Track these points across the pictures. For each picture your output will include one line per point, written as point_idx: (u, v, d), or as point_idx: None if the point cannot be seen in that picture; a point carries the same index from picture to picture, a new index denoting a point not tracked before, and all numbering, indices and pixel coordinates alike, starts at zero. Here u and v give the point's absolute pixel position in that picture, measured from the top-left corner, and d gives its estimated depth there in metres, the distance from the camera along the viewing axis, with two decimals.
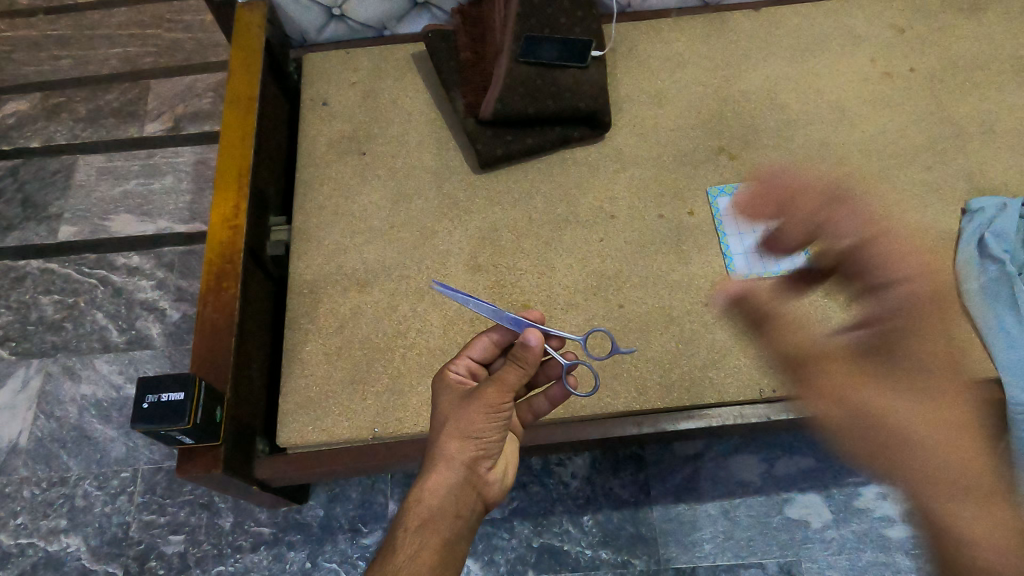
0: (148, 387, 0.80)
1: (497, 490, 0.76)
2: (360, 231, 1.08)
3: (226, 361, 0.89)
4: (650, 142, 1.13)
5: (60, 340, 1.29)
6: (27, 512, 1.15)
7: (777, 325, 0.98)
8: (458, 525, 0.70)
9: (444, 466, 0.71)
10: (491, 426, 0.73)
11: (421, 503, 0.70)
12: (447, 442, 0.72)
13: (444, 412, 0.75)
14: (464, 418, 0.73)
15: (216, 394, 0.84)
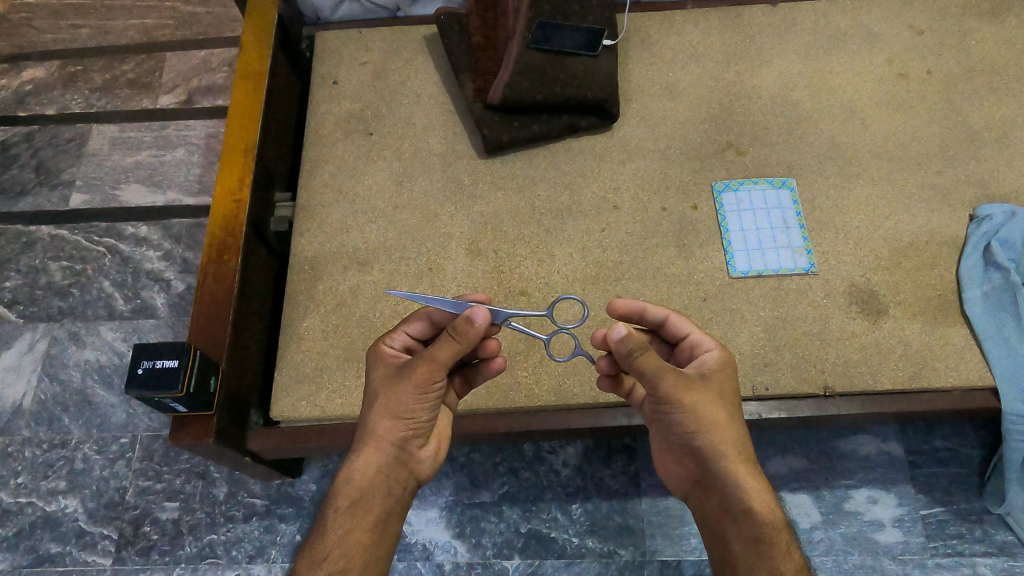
0: (144, 354, 0.81)
1: (432, 464, 0.80)
2: (363, 210, 1.08)
3: (223, 333, 0.90)
4: (658, 135, 1.13)
5: (67, 305, 1.31)
6: (27, 471, 1.18)
7: (775, 324, 0.97)
8: (390, 503, 0.74)
9: (372, 445, 0.75)
10: (422, 406, 0.76)
11: (352, 483, 0.73)
12: (377, 422, 0.75)
13: (375, 390, 0.78)
14: (395, 399, 0.75)
15: (210, 362, 0.85)
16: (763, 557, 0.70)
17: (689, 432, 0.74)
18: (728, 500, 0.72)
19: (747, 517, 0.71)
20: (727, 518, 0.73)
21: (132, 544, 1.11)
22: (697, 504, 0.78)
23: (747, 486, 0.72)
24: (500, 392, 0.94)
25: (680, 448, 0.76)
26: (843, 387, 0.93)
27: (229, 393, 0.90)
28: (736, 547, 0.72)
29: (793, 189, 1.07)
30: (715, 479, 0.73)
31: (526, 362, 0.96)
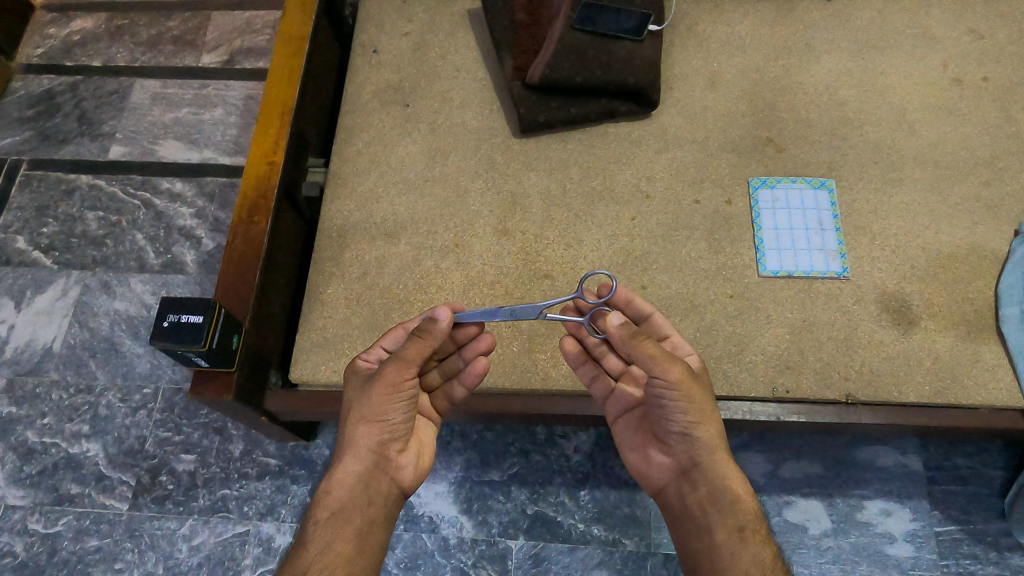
0: (169, 307, 0.82)
1: (414, 470, 0.83)
2: (395, 181, 1.08)
3: (249, 294, 0.91)
4: (697, 126, 1.11)
5: (100, 255, 1.34)
6: (53, 413, 1.21)
7: (801, 326, 0.95)
8: (370, 513, 0.78)
9: (350, 453, 0.79)
10: (397, 409, 0.79)
11: (333, 495, 0.78)
12: (354, 429, 0.79)
13: (351, 400, 0.81)
14: (367, 404, 0.79)
15: (232, 319, 0.86)
16: (745, 543, 0.74)
17: (687, 423, 0.76)
18: (716, 493, 0.76)
19: (732, 506, 0.76)
20: (712, 508, 0.76)
21: (148, 492, 1.14)
22: (676, 496, 0.80)
23: (734, 478, 0.77)
24: (517, 373, 0.94)
25: (675, 439, 0.78)
26: (865, 396, 0.91)
27: (250, 352, 0.91)
28: (719, 538, 0.75)
29: (832, 191, 1.05)
30: (703, 471, 0.77)
31: (547, 345, 0.96)
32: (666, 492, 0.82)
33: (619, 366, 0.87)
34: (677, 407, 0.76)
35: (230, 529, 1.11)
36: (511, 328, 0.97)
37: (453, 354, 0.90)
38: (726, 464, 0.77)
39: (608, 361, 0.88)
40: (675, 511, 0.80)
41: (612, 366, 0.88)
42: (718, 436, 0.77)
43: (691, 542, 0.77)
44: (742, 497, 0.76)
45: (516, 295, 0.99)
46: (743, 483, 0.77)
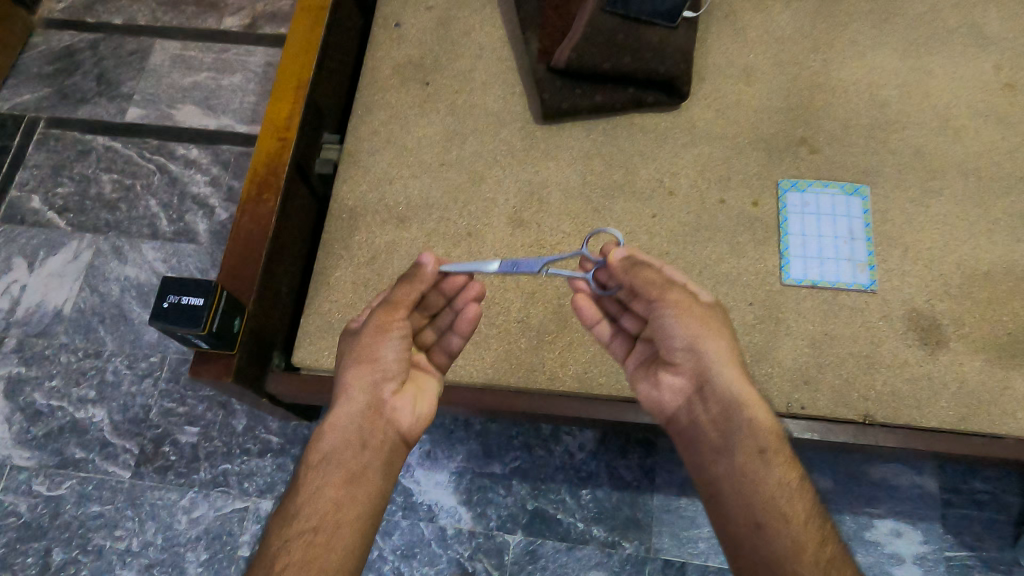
0: (170, 287, 0.80)
1: (412, 414, 0.79)
2: (410, 164, 1.05)
3: (255, 275, 0.89)
4: (728, 121, 1.05)
5: (113, 219, 1.33)
6: (61, 376, 1.21)
7: (822, 340, 0.91)
8: (363, 457, 0.75)
9: (343, 394, 0.77)
10: (389, 350, 0.77)
11: (325, 441, 0.76)
12: (346, 374, 0.77)
13: (345, 350, 0.80)
14: (358, 347, 0.78)
15: (234, 300, 0.84)
16: (767, 466, 0.72)
17: (694, 343, 0.74)
18: (735, 419, 0.74)
19: (751, 428, 0.73)
20: (727, 428, 0.74)
21: (150, 462, 1.15)
22: (688, 417, 0.78)
23: (754, 402, 0.74)
24: (522, 371, 0.92)
25: (682, 359, 0.76)
26: (885, 417, 0.87)
27: (253, 335, 0.89)
28: (740, 460, 0.73)
29: (866, 198, 0.99)
30: (715, 391, 0.74)
31: (555, 343, 0.93)
32: (678, 416, 0.79)
33: (636, 325, 0.83)
34: (679, 327, 0.75)
35: (229, 504, 1.12)
36: (520, 324, 0.94)
37: (446, 308, 0.85)
38: (740, 384, 0.74)
39: (625, 321, 0.84)
40: (687, 433, 0.78)
41: (629, 325, 0.84)
42: (735, 360, 0.75)
43: (705, 465, 0.75)
44: (753, 416, 0.73)
45: (526, 289, 0.96)
46: (755, 405, 0.74)
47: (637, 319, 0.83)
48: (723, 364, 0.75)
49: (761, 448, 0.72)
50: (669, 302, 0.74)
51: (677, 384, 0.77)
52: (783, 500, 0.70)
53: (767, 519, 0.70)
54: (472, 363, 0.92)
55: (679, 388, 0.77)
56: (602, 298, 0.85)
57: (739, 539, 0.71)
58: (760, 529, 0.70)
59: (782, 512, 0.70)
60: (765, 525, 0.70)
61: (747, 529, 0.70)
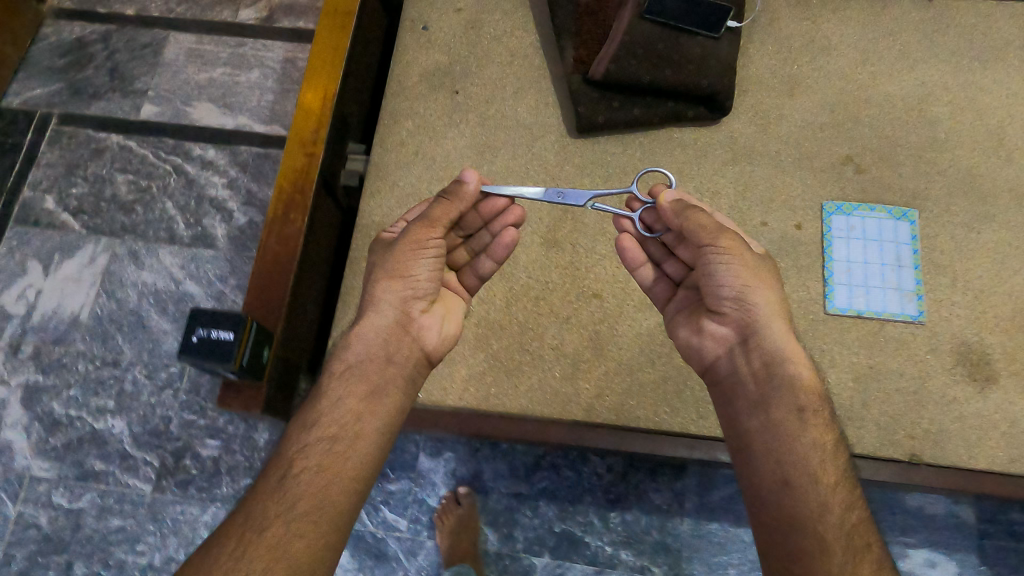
0: (198, 318, 0.77)
1: (437, 332, 0.82)
2: (439, 178, 1.01)
3: (282, 302, 0.86)
4: (771, 137, 1.01)
5: (130, 222, 1.30)
6: (80, 385, 1.19)
7: (867, 375, 0.89)
8: (388, 372, 0.77)
9: (374, 308, 0.78)
10: (421, 264, 0.78)
11: (351, 351, 0.78)
12: (378, 283, 0.79)
13: (378, 259, 0.81)
14: (392, 262, 0.79)
15: (262, 330, 0.81)
16: (802, 424, 0.69)
17: (745, 292, 0.71)
18: (774, 371, 0.71)
19: (791, 384, 0.70)
20: (770, 384, 0.71)
21: (172, 475, 1.14)
22: (728, 370, 0.74)
23: (796, 356, 0.71)
24: (557, 402, 0.89)
25: (728, 309, 0.73)
26: (932, 458, 0.84)
27: (280, 364, 0.86)
28: (775, 414, 0.70)
29: (914, 222, 0.96)
30: (761, 343, 0.71)
31: (591, 373, 0.90)
32: (718, 368, 0.75)
33: (680, 271, 0.81)
34: (730, 273, 0.71)
35: None
36: (555, 352, 0.91)
37: (482, 231, 0.86)
38: (790, 341, 0.71)
39: (670, 267, 0.82)
40: (725, 387, 0.74)
41: (672, 271, 0.82)
42: (779, 308, 0.72)
43: (740, 419, 0.72)
44: (799, 376, 0.71)
45: (562, 315, 0.93)
46: (802, 365, 0.71)
47: (682, 264, 0.81)
48: (770, 316, 0.72)
49: (802, 406, 0.70)
50: (722, 247, 0.71)
51: (716, 330, 0.74)
52: (815, 451, 0.68)
53: (797, 478, 0.67)
54: (505, 393, 0.90)
55: (722, 338, 0.74)
56: (644, 240, 0.83)
57: (763, 490, 0.68)
58: (788, 486, 0.66)
59: (814, 473, 0.67)
60: (795, 483, 0.67)
61: (774, 486, 0.67)
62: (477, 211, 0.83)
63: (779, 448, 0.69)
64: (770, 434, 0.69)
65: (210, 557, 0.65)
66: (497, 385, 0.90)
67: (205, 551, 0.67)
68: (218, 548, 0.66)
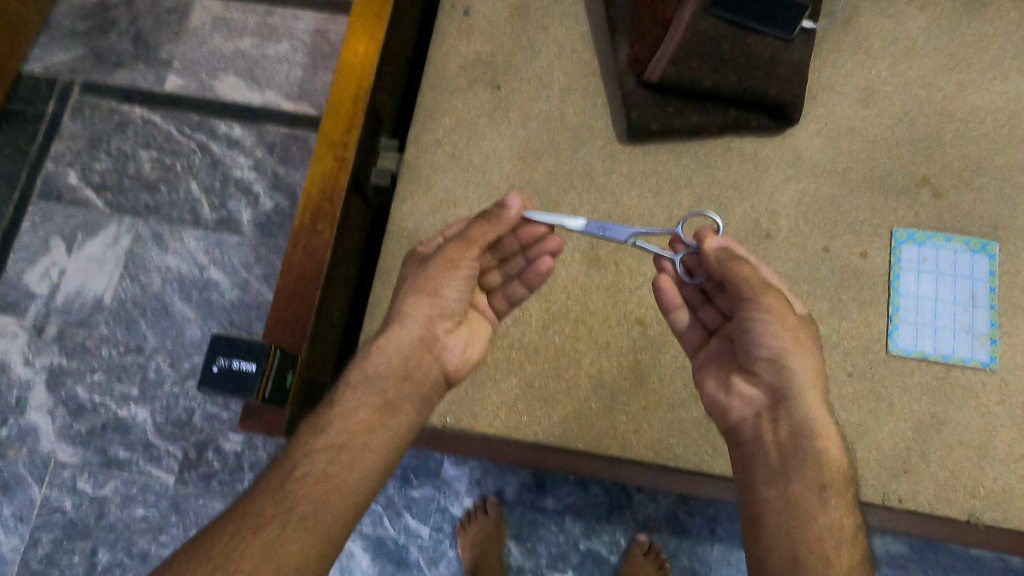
0: (220, 345, 0.74)
1: (461, 355, 0.77)
2: (476, 183, 0.95)
3: (307, 323, 0.82)
4: (840, 152, 0.92)
5: (154, 202, 1.25)
6: (103, 371, 1.18)
7: (927, 424, 0.82)
8: (404, 388, 0.71)
9: (398, 322, 0.73)
10: (453, 286, 0.74)
11: (369, 361, 0.72)
12: (406, 297, 0.74)
13: (409, 271, 0.77)
14: (424, 277, 0.74)
15: (286, 354, 0.78)
16: (822, 502, 0.65)
17: (781, 356, 0.68)
18: (800, 441, 0.67)
19: (816, 458, 0.66)
20: (794, 453, 0.67)
21: (194, 468, 1.12)
22: (752, 432, 0.70)
23: (826, 429, 0.67)
24: (592, 435, 0.84)
25: (762, 370, 0.69)
26: (992, 519, 0.79)
27: (304, 384, 0.83)
28: (795, 487, 0.66)
29: (993, 257, 0.87)
30: (792, 411, 0.68)
31: (629, 405, 0.85)
32: (741, 428, 0.71)
33: (715, 319, 0.78)
34: (768, 333, 0.68)
35: None
36: (592, 380, 0.86)
37: (517, 255, 0.80)
38: (823, 413, 0.68)
39: (705, 315, 0.78)
40: (745, 452, 0.70)
41: (707, 318, 0.78)
42: (815, 376, 0.68)
43: (757, 486, 0.68)
44: (827, 451, 0.67)
45: (600, 341, 0.87)
46: (832, 441, 0.68)
47: (718, 313, 0.77)
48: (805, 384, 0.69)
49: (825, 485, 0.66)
50: (763, 306, 0.68)
51: (746, 388, 0.71)
52: (831, 530, 0.64)
53: (809, 558, 0.63)
54: (537, 422, 0.85)
55: (751, 397, 0.70)
56: (682, 283, 0.79)
57: (772, 564, 0.64)
58: (797, 565, 0.63)
59: (825, 554, 0.63)
60: (807, 563, 0.63)
61: (784, 562, 0.63)
62: (516, 235, 0.78)
63: (794, 516, 0.65)
64: (785, 505, 0.66)
65: (197, 553, 0.61)
66: (529, 412, 0.85)
67: (196, 544, 0.62)
68: (207, 543, 0.61)
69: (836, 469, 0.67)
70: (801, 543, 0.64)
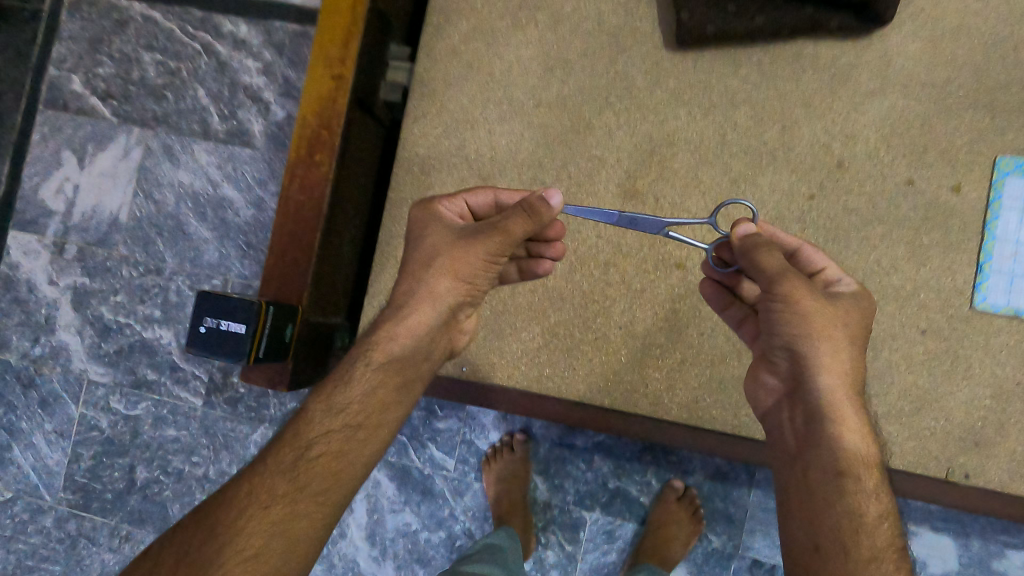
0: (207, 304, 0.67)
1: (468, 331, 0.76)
2: (497, 101, 0.82)
3: (305, 273, 0.74)
4: (940, 58, 0.75)
5: (161, 111, 1.17)
6: (125, 292, 1.15)
7: (1008, 391, 0.72)
8: (423, 368, 0.70)
9: (428, 304, 0.68)
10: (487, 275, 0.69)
11: (392, 339, 0.68)
12: (439, 277, 0.67)
13: (440, 240, 0.69)
14: (463, 260, 0.67)
15: (282, 305, 0.71)
16: (841, 489, 0.61)
17: (798, 346, 0.63)
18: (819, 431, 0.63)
19: (836, 447, 0.62)
20: (811, 442, 0.63)
21: (221, 392, 1.11)
22: (777, 422, 0.67)
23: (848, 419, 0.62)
24: (619, 389, 0.77)
25: (783, 360, 0.65)
26: None
27: (308, 332, 0.77)
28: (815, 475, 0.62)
29: None
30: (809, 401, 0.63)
31: (662, 361, 0.77)
32: (768, 418, 0.68)
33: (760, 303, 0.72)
34: (784, 324, 0.63)
35: None
36: (622, 330, 0.78)
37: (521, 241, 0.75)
38: (845, 397, 0.62)
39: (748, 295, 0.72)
40: (772, 439, 0.67)
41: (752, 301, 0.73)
42: (840, 365, 0.62)
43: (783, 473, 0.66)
44: (844, 437, 0.62)
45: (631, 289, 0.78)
46: (852, 425, 0.62)
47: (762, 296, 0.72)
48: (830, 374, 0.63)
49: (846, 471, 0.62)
50: (778, 295, 0.63)
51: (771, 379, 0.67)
52: (851, 516, 0.60)
53: (828, 545, 0.60)
54: (560, 375, 0.78)
55: (776, 387, 0.67)
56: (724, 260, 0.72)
57: (795, 550, 0.63)
58: (816, 553, 0.60)
59: (843, 542, 0.60)
60: (825, 550, 0.60)
61: (803, 548, 0.62)
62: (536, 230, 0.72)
63: (815, 502, 0.62)
64: (805, 489, 0.63)
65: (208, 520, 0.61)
66: (552, 364, 0.78)
67: (206, 514, 0.62)
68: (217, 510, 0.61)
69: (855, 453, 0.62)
70: (820, 529, 0.61)
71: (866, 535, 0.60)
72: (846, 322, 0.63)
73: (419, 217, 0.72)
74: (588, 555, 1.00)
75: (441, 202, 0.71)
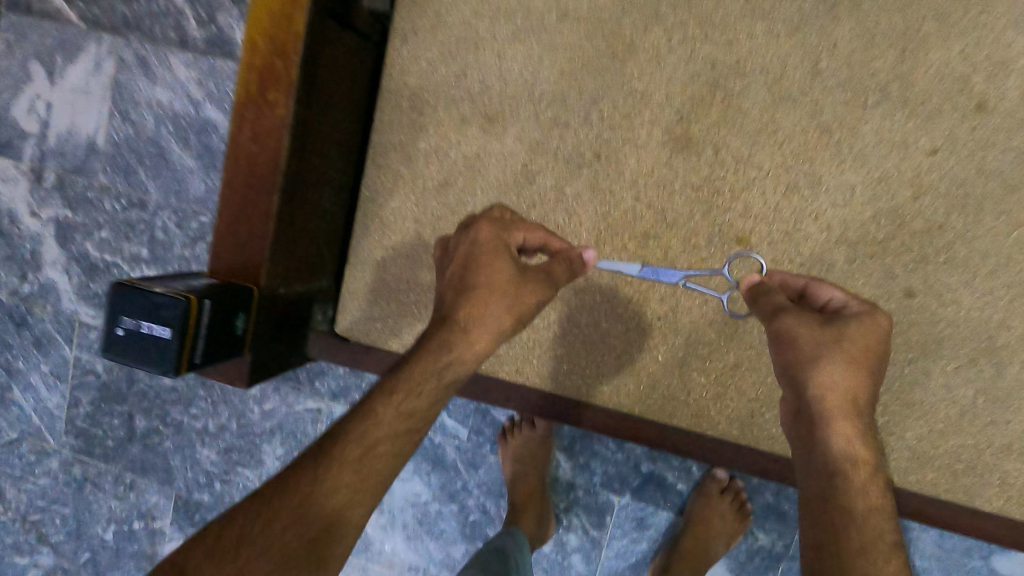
0: (123, 304, 0.54)
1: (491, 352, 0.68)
2: (509, 18, 0.68)
3: (261, 247, 0.59)
4: None
5: (133, 16, 0.99)
6: (109, 227, 1.03)
7: None
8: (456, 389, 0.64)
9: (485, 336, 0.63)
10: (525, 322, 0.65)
11: (446, 373, 0.62)
12: (502, 310, 0.63)
13: (501, 270, 0.64)
14: (522, 297, 0.64)
15: (225, 287, 0.57)
16: (832, 486, 0.56)
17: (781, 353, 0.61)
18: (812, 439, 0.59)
19: (829, 451, 0.57)
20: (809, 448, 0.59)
21: None
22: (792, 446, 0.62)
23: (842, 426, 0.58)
24: (654, 395, 0.70)
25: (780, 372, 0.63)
26: None
27: (272, 316, 0.63)
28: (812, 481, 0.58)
29: None
30: (811, 425, 0.59)
31: None
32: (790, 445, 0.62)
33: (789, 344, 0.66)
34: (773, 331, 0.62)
35: (302, 403, 0.98)
36: None
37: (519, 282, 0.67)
38: (843, 405, 0.58)
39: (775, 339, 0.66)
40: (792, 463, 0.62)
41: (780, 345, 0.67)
42: (831, 377, 0.58)
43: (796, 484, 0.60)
44: (837, 440, 0.58)
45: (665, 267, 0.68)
46: (850, 436, 0.57)
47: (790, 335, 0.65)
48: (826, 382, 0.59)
49: (841, 471, 0.57)
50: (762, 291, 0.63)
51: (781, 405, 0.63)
52: (844, 507, 0.55)
53: (830, 542, 0.55)
54: None
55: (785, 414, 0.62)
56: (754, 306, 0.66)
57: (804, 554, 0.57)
58: (816, 551, 0.55)
59: (842, 538, 0.54)
60: (824, 549, 0.55)
61: (813, 554, 0.55)
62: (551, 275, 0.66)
63: (813, 503, 0.57)
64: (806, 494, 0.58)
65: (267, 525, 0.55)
66: None
67: (255, 516, 0.55)
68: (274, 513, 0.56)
69: (848, 454, 0.57)
70: (816, 524, 0.56)
71: (861, 526, 0.54)
72: (842, 329, 0.60)
73: (492, 237, 0.65)
74: (614, 542, 0.89)
75: (520, 227, 0.66)
